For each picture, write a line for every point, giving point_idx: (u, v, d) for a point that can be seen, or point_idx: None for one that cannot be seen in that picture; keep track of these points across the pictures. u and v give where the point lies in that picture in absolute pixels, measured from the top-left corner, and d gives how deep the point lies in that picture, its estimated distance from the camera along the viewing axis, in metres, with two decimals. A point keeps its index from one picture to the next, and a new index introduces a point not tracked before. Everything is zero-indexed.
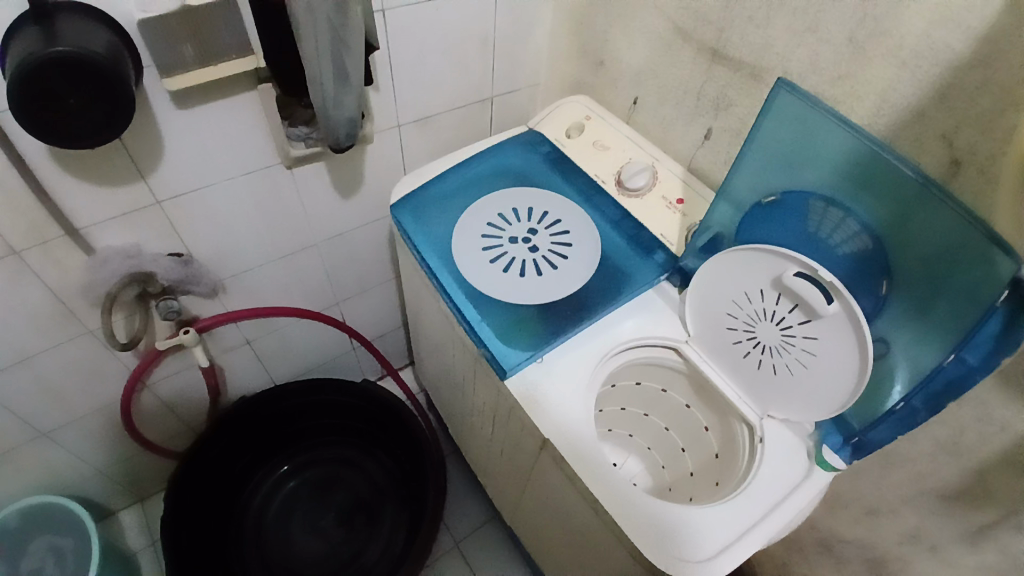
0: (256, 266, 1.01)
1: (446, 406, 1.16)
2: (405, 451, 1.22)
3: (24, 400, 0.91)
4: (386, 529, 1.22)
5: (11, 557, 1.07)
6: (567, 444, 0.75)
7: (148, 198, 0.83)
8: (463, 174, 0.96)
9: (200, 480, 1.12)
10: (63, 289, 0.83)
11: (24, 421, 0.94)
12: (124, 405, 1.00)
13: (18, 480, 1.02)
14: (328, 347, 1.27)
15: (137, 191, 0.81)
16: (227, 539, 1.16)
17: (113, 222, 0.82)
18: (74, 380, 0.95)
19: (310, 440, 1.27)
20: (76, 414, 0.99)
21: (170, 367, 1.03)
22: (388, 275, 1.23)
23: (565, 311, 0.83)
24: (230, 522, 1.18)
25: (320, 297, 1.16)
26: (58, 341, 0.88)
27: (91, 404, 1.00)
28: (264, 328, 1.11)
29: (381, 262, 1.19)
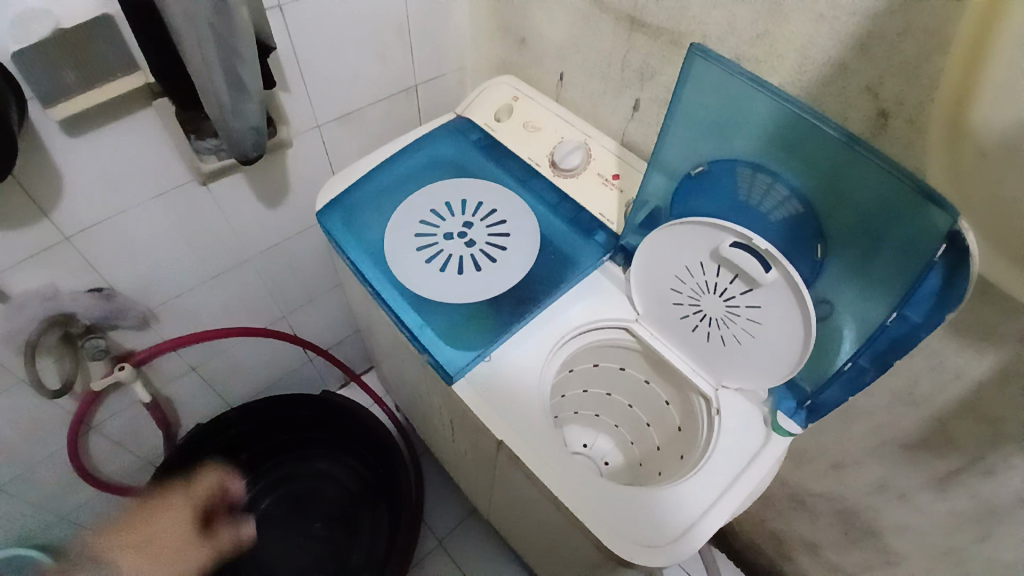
0: (187, 289, 0.97)
1: (409, 407, 1.13)
2: (375, 455, 1.20)
3: None
4: (367, 534, 1.20)
5: None
6: (522, 442, 0.73)
7: (54, 234, 0.77)
8: (391, 170, 0.92)
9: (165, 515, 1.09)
10: None
11: None
12: (71, 452, 0.96)
13: None
14: (283, 360, 1.24)
15: (42, 230, 0.75)
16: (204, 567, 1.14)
17: (21, 266, 0.76)
18: (13, 434, 0.89)
19: (277, 457, 1.25)
20: (22, 466, 0.94)
21: (113, 405, 0.99)
22: (334, 281, 1.19)
23: (510, 304, 0.81)
24: (205, 551, 1.16)
25: (265, 312, 1.12)
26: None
27: (37, 455, 0.95)
28: (208, 351, 1.07)
29: (324, 268, 1.15)
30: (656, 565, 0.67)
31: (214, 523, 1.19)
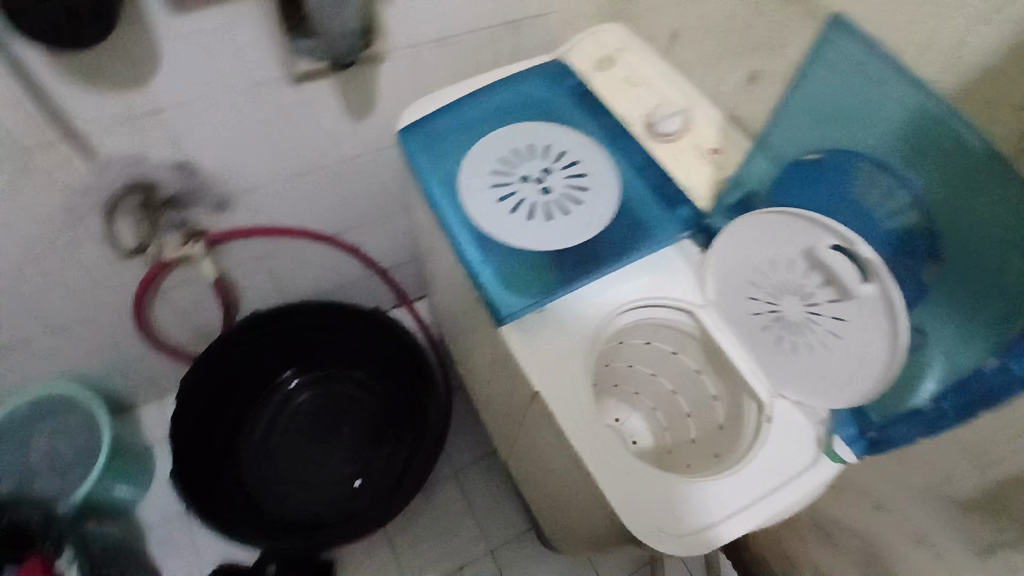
0: (260, 183, 0.98)
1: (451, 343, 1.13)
2: (412, 382, 1.21)
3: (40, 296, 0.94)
4: (388, 450, 1.24)
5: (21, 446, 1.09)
6: (561, 399, 0.71)
7: (148, 106, 0.78)
8: (481, 101, 0.88)
9: (212, 390, 1.15)
10: (69, 192, 0.82)
11: (40, 317, 0.96)
12: (137, 313, 1.02)
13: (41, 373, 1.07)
14: (343, 271, 1.26)
15: (137, 100, 0.77)
16: (237, 443, 1.22)
17: (114, 130, 0.79)
18: (88, 283, 0.96)
19: (322, 357, 1.28)
20: (92, 315, 1.01)
21: (180, 277, 1.04)
22: (403, 205, 1.18)
23: (575, 261, 0.76)
24: (242, 428, 1.23)
25: (333, 221, 1.13)
26: (66, 244, 0.89)
27: (106, 309, 1.02)
28: (276, 246, 1.10)
29: (396, 190, 1.14)
30: (667, 552, 0.65)
31: (254, 405, 1.25)
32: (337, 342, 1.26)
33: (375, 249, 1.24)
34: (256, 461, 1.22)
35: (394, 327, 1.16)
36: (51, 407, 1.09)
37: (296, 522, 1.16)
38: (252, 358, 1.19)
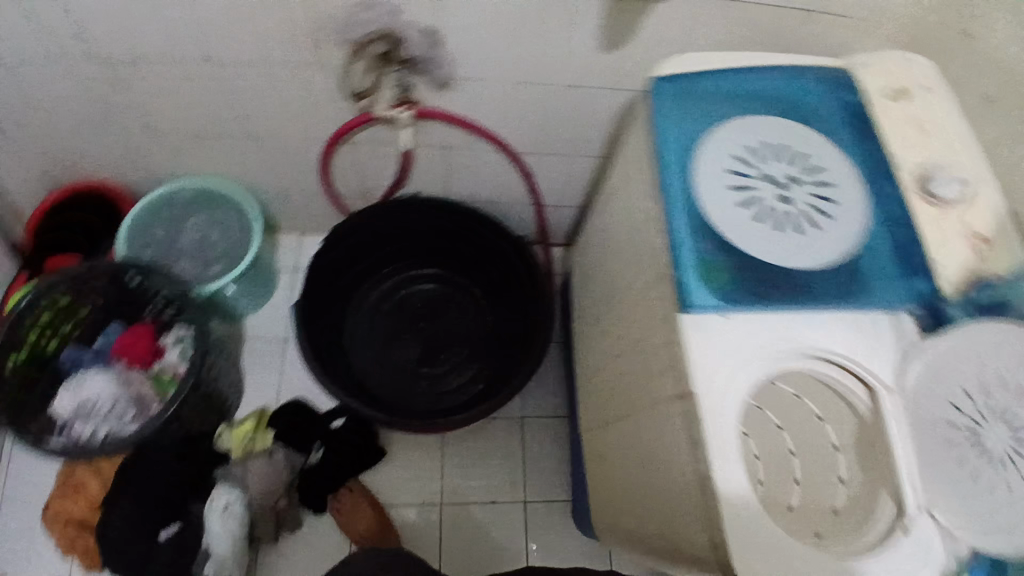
0: (482, 74, 0.95)
1: (578, 302, 1.09)
2: (526, 322, 1.20)
3: (251, 98, 0.98)
4: (473, 370, 1.26)
5: (172, 223, 1.12)
6: (713, 407, 0.64)
7: None
8: (753, 77, 0.79)
9: (356, 241, 1.19)
10: (321, 13, 0.84)
11: (241, 116, 1.01)
12: (325, 155, 1.06)
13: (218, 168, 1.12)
14: (509, 191, 1.22)
15: None
16: (354, 296, 1.27)
17: None
18: (293, 103, 0.99)
19: (457, 260, 1.29)
20: (283, 135, 1.05)
21: (375, 135, 1.06)
22: (595, 153, 1.12)
23: (781, 284, 0.69)
24: (363, 286, 1.28)
25: (526, 142, 1.10)
26: (295, 60, 0.91)
27: (295, 132, 1.05)
28: (466, 142, 1.09)
29: (596, 136, 1.08)
30: None
31: (383, 271, 1.29)
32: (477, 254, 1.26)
33: (545, 184, 1.20)
34: (362, 320, 1.27)
35: (535, 269, 1.15)
36: (212, 200, 1.12)
37: (367, 391, 1.21)
38: (399, 230, 1.23)
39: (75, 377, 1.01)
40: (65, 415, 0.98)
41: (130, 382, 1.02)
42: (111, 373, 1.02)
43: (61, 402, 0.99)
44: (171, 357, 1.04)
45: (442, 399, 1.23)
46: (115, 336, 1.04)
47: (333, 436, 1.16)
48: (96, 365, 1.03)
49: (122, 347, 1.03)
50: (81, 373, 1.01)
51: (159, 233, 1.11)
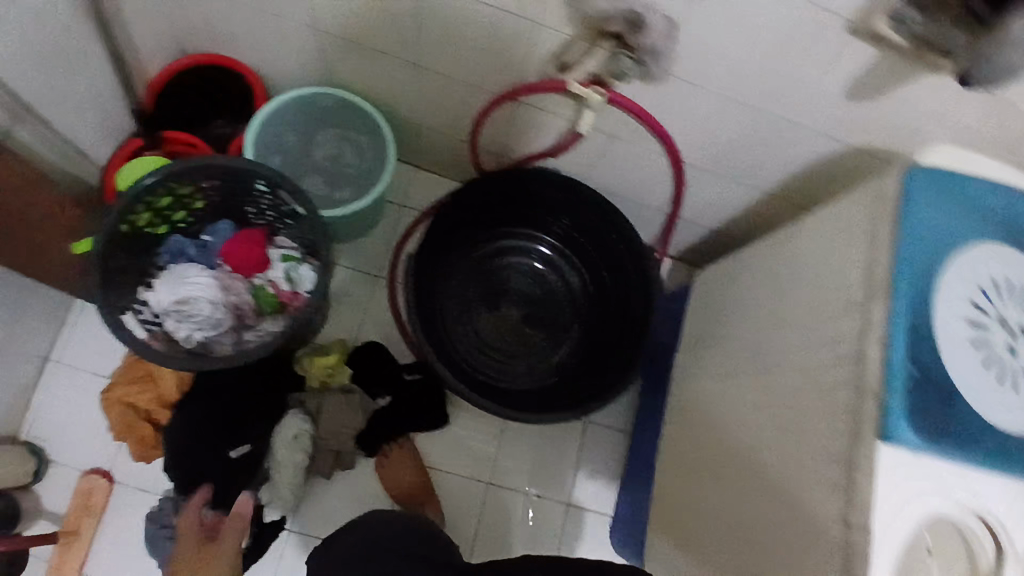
0: (697, 80, 0.84)
1: (695, 338, 1.03)
2: (624, 337, 1.13)
3: (433, 25, 0.86)
4: (548, 359, 1.20)
5: (306, 132, 1.07)
6: (882, 548, 0.62)
7: None
8: (1013, 202, 0.72)
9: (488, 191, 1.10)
10: None
11: (412, 39, 0.90)
12: (486, 110, 0.95)
13: (359, 82, 1.01)
14: (647, 197, 1.12)
15: None
16: (464, 241, 1.19)
17: None
18: (476, 44, 0.88)
19: (579, 247, 1.21)
20: (447, 70, 0.94)
21: (546, 103, 0.96)
22: (766, 188, 1.02)
23: (988, 442, 0.65)
24: (477, 234, 1.20)
25: (698, 159, 1.00)
26: (501, 4, 0.79)
27: (460, 70, 0.94)
28: (637, 138, 0.98)
29: (779, 175, 0.98)
30: None
31: (504, 226, 1.21)
32: (602, 249, 1.17)
33: (693, 200, 1.10)
34: (463, 267, 1.20)
35: (656, 287, 1.08)
36: (351, 117, 1.05)
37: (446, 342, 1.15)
38: (527, 197, 1.15)
39: (176, 269, 0.95)
40: (161, 308, 0.93)
41: (232, 289, 0.97)
42: (214, 275, 0.96)
43: (160, 293, 0.93)
44: (277, 273, 1.00)
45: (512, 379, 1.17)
46: (224, 236, 0.99)
47: (406, 388, 1.13)
48: (197, 261, 0.98)
49: (230, 250, 0.98)
50: (182, 266, 0.95)
51: (291, 142, 1.06)
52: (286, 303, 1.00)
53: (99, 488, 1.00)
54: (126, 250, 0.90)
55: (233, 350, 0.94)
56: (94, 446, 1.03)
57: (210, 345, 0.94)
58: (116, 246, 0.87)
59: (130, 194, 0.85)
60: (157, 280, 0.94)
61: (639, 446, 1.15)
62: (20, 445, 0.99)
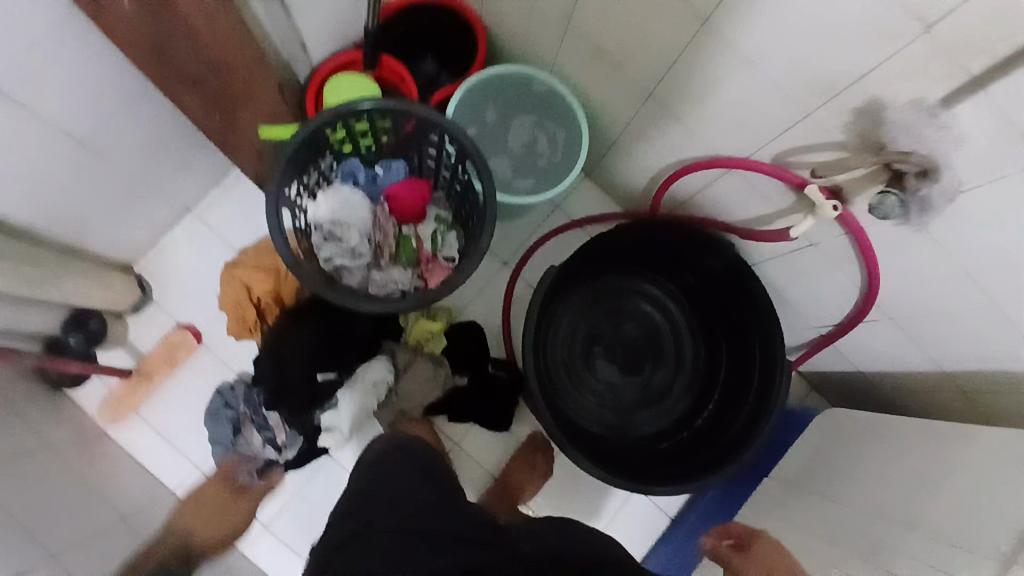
0: (944, 242, 0.73)
1: (795, 474, 0.95)
2: (714, 442, 1.07)
3: (686, 67, 0.79)
4: (629, 415, 1.16)
5: (507, 111, 1.04)
6: None
7: None
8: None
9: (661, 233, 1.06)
10: (861, 83, 0.65)
11: (656, 69, 0.83)
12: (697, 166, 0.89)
13: (581, 79, 0.95)
14: (808, 312, 1.04)
15: None
16: (616, 265, 1.17)
17: (990, 116, 0.58)
18: (720, 103, 0.81)
19: (721, 333, 1.14)
20: (674, 109, 0.88)
21: (763, 187, 0.88)
22: (946, 370, 0.90)
23: None
24: (632, 264, 1.17)
25: (887, 309, 0.90)
26: (779, 81, 0.72)
27: (686, 116, 0.87)
28: (835, 260, 0.89)
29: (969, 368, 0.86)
30: None
31: (662, 270, 1.17)
32: (740, 349, 1.10)
33: (857, 337, 1.00)
34: (602, 285, 1.17)
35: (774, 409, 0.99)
36: (557, 115, 1.01)
37: (545, 349, 1.14)
38: (688, 257, 1.10)
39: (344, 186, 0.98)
40: (318, 219, 0.96)
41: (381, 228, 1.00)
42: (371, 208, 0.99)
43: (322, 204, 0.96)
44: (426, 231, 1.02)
45: (586, 419, 1.15)
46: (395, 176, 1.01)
47: (490, 379, 1.11)
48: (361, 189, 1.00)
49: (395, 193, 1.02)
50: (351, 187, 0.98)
51: (489, 119, 1.03)
52: (421, 263, 1.01)
53: (187, 346, 1.03)
54: (307, 151, 0.89)
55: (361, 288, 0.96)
56: (198, 306, 1.05)
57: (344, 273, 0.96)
58: (305, 151, 0.89)
59: (338, 110, 0.85)
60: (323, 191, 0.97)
61: (692, 530, 1.06)
62: (134, 277, 1.02)
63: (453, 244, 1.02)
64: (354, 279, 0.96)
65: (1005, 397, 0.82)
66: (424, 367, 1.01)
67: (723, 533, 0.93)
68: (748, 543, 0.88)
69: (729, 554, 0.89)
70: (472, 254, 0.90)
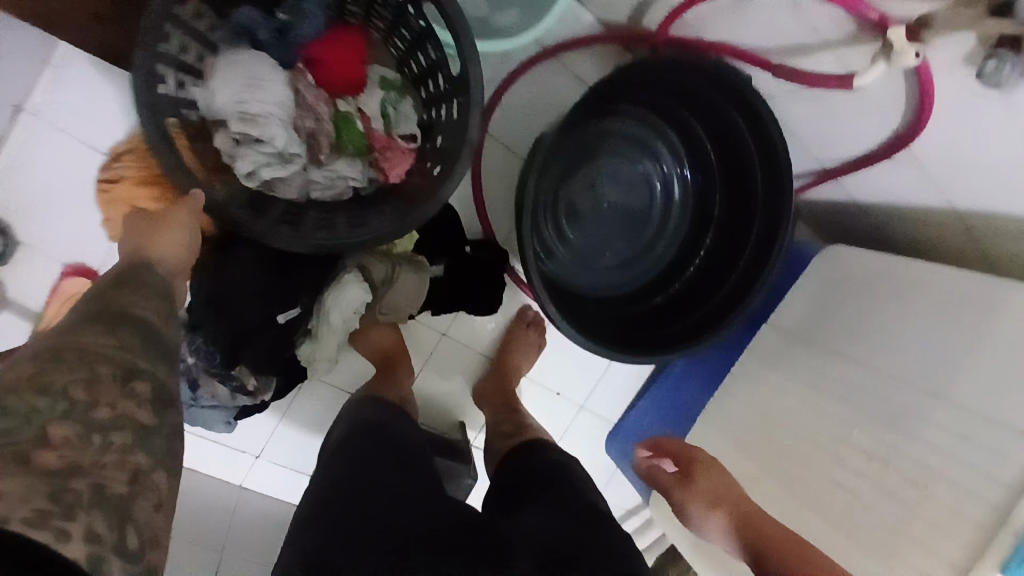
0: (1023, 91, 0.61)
1: (800, 326, 0.94)
2: (701, 298, 1.01)
3: None
4: (616, 276, 1.08)
5: None
6: None
7: None
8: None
9: (670, 68, 0.89)
10: None
11: None
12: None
13: None
14: (823, 154, 0.94)
15: None
16: (614, 109, 1.00)
17: None
18: None
19: (720, 184, 1.03)
20: None
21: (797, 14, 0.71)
22: (974, 230, 0.83)
23: None
24: (633, 106, 1.01)
25: (920, 159, 0.81)
26: None
27: None
28: (882, 97, 0.76)
29: (1001, 233, 0.79)
30: None
31: (667, 114, 1.02)
32: (739, 202, 0.99)
33: (874, 185, 0.92)
34: (595, 133, 1.01)
35: (772, 261, 0.92)
36: None
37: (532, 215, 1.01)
38: (699, 94, 0.94)
39: (242, 56, 0.71)
40: (215, 114, 0.71)
41: (312, 111, 0.75)
42: (289, 81, 0.73)
43: (217, 91, 0.70)
44: (373, 105, 0.79)
45: (564, 280, 1.05)
46: (313, 31, 0.76)
47: (467, 263, 0.95)
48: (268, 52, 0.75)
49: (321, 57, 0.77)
50: (252, 53, 0.72)
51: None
52: (374, 150, 0.78)
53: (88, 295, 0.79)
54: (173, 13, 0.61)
55: (307, 197, 0.76)
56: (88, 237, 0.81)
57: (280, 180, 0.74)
58: (168, 20, 0.62)
59: None
60: (211, 69, 0.71)
61: (681, 377, 1.11)
62: None
63: (411, 116, 0.80)
64: (294, 189, 0.75)
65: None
66: (412, 283, 0.87)
67: (657, 449, 0.83)
68: (688, 466, 0.79)
69: (665, 479, 0.80)
70: (456, 132, 0.71)
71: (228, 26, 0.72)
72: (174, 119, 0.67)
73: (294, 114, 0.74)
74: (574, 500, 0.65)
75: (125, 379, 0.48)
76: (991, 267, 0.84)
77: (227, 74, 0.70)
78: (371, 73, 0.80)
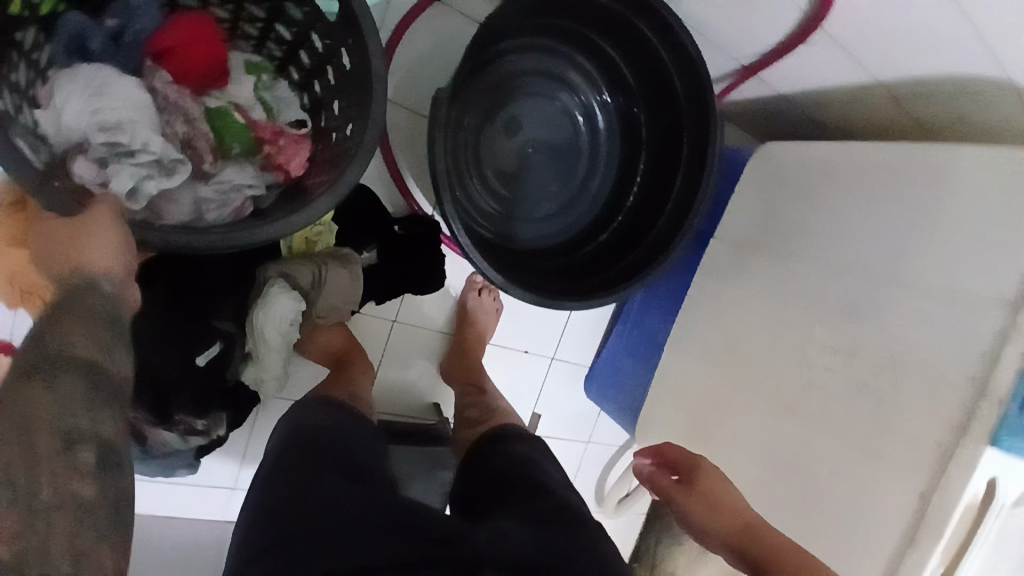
0: None
1: (746, 234, 0.92)
2: (646, 226, 0.98)
3: None
4: (558, 221, 1.04)
5: None
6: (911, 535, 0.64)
7: None
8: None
9: None
10: None
11: None
12: None
13: None
14: (739, 49, 0.89)
15: None
16: (520, 42, 0.94)
17: None
18: None
19: (643, 104, 0.98)
20: None
21: None
22: (900, 98, 0.82)
23: None
24: (540, 36, 0.95)
25: (841, 35, 0.77)
26: None
27: None
28: None
29: (926, 96, 0.78)
30: None
31: (576, 36, 0.96)
32: (666, 118, 0.95)
33: (795, 70, 0.88)
34: (505, 72, 0.95)
35: (708, 172, 0.89)
36: None
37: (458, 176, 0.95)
38: (603, 7, 0.88)
39: (79, 70, 0.62)
40: (67, 141, 0.61)
41: (179, 111, 0.68)
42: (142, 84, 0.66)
43: (63, 109, 0.60)
44: (246, 94, 0.73)
45: (503, 235, 1.00)
46: (151, 22, 0.68)
47: (398, 243, 0.91)
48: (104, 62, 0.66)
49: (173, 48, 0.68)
50: (94, 65, 0.63)
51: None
52: (265, 142, 0.73)
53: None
54: None
55: (202, 213, 0.67)
56: None
57: (174, 199, 0.66)
58: None
59: None
60: (49, 91, 0.62)
61: (644, 304, 1.10)
62: None
63: (290, 99, 0.77)
64: (188, 206, 0.66)
65: (961, 110, 0.77)
66: (342, 277, 0.83)
67: (658, 457, 0.76)
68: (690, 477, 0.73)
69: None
70: (362, 77, 0.66)
71: (57, 39, 0.63)
72: (24, 145, 0.57)
73: (159, 121, 0.67)
74: (544, 501, 0.62)
75: (66, 448, 0.40)
76: (925, 134, 0.85)
77: (69, 87, 0.61)
78: (234, 62, 0.74)
